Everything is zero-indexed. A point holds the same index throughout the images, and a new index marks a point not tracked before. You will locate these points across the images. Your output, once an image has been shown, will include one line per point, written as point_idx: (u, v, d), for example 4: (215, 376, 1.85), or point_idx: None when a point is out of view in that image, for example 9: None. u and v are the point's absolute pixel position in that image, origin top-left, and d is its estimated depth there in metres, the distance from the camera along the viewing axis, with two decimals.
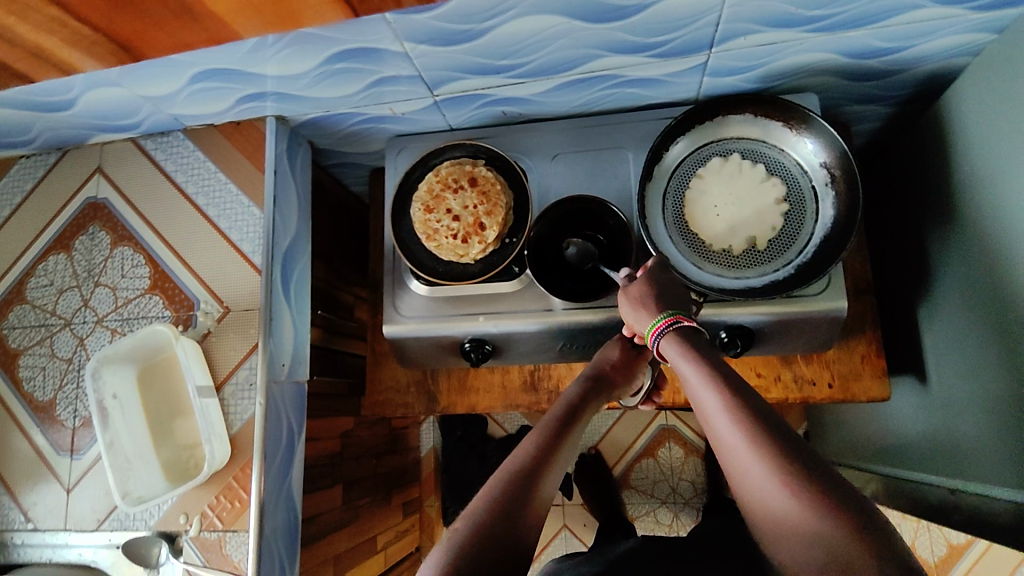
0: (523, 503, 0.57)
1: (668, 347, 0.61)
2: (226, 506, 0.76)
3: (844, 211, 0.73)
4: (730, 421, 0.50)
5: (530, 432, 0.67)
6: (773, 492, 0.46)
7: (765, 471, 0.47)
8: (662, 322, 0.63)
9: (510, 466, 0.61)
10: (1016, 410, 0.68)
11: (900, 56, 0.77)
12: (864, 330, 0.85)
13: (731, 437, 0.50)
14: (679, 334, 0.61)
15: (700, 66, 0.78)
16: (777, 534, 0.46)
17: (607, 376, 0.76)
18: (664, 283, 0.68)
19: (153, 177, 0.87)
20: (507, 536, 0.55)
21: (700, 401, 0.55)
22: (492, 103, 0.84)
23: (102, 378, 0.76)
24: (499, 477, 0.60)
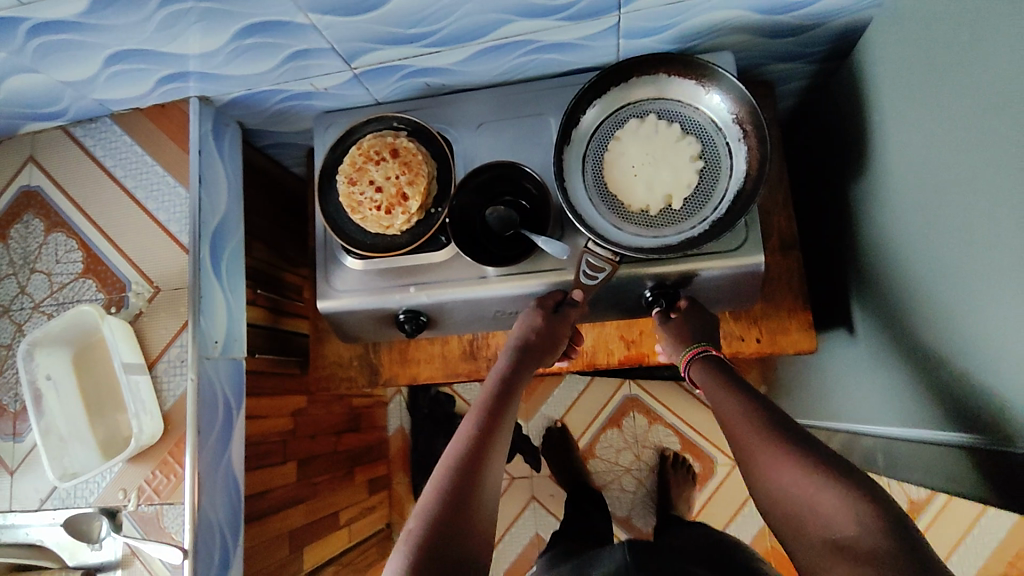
0: (469, 494, 0.62)
1: (696, 375, 0.73)
2: (162, 480, 0.78)
3: (755, 165, 0.74)
4: (762, 436, 0.61)
5: (467, 414, 0.71)
6: (804, 487, 0.56)
7: (797, 471, 0.57)
8: (690, 353, 0.75)
9: (454, 452, 0.66)
10: (940, 352, 0.69)
11: (810, 10, 0.77)
12: (791, 285, 0.86)
13: (749, 434, 0.62)
14: (705, 363, 0.72)
15: (613, 28, 0.78)
16: (804, 520, 0.55)
17: (532, 344, 0.78)
18: (700, 318, 0.78)
19: (82, 163, 0.87)
20: (458, 531, 0.59)
21: (721, 412, 0.67)
22: (412, 74, 0.84)
23: (35, 360, 0.77)
24: (444, 470, 0.64)
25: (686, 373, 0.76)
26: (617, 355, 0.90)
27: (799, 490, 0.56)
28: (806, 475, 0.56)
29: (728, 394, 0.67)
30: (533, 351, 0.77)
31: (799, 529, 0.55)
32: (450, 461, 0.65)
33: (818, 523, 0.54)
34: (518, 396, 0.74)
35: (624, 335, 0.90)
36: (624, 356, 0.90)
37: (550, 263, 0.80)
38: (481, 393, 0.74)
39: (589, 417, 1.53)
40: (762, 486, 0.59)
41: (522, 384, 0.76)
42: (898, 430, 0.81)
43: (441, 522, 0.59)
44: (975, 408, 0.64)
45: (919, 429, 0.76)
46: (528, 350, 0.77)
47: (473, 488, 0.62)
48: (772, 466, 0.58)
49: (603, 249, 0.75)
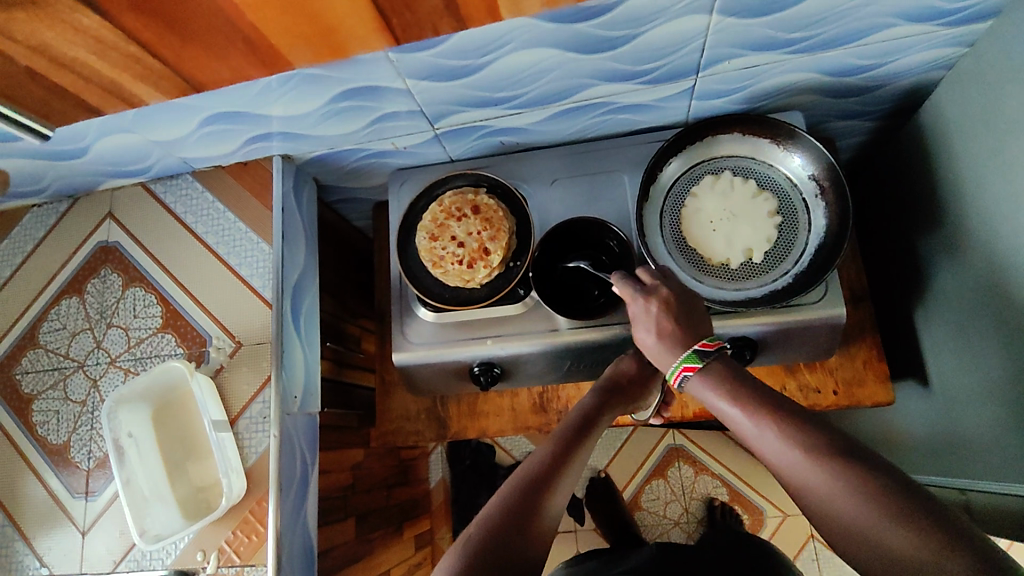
0: (535, 507, 0.59)
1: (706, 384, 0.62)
2: (243, 540, 0.77)
3: (836, 220, 0.76)
4: (775, 439, 0.54)
5: (542, 441, 0.68)
6: (837, 499, 0.48)
7: (824, 481, 0.49)
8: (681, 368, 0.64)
9: (525, 472, 0.63)
10: None
11: (877, 72, 0.81)
12: (865, 337, 0.87)
13: (784, 457, 0.53)
14: (707, 373, 0.62)
15: (688, 90, 0.81)
16: (851, 539, 0.48)
17: (619, 387, 0.76)
18: (681, 304, 0.67)
19: (161, 218, 0.89)
20: (526, 530, 0.57)
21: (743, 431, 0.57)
22: (491, 133, 0.87)
23: (118, 417, 0.77)
24: (513, 480, 0.62)
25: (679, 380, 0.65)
26: (691, 409, 0.90)
27: (834, 497, 0.49)
28: (850, 500, 0.48)
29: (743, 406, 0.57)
30: (621, 394, 0.76)
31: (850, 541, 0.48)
32: (517, 478, 0.62)
33: (865, 536, 0.46)
34: (599, 432, 0.72)
35: None
36: (699, 408, 0.90)
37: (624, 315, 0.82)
38: (562, 420, 0.72)
39: (633, 467, 1.51)
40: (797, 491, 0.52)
41: (601, 426, 0.73)
42: (981, 481, 0.80)
43: (501, 532, 0.56)
44: None
45: (1007, 481, 0.75)
46: (616, 392, 0.76)
47: (537, 504, 0.59)
48: (805, 474, 0.51)
49: None
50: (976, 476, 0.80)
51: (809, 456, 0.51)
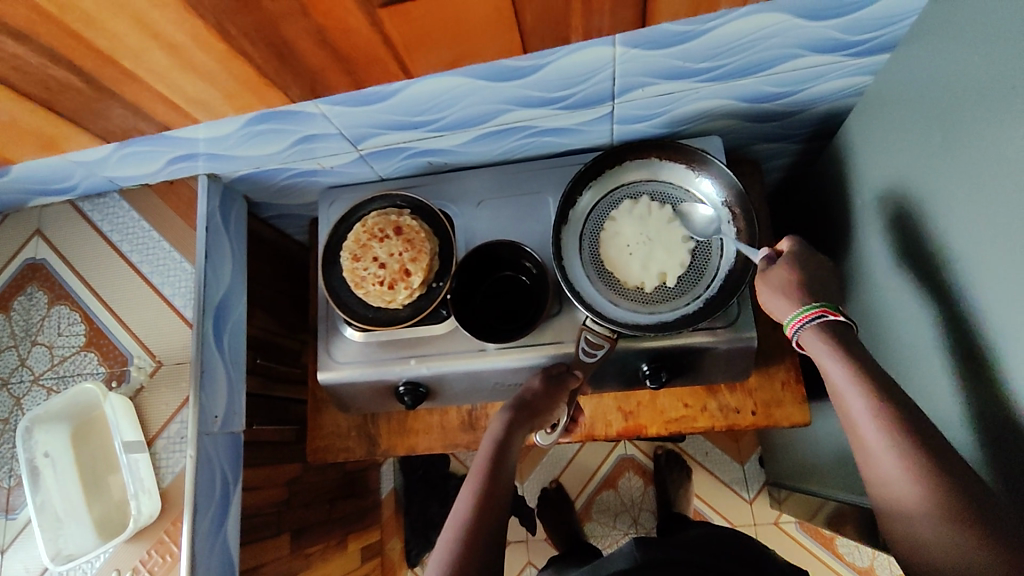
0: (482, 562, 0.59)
1: (814, 342, 0.63)
2: (157, 560, 0.77)
3: (745, 246, 0.78)
4: (877, 424, 0.55)
5: (466, 481, 0.67)
6: (907, 488, 0.53)
7: (904, 473, 0.53)
8: (809, 313, 0.63)
9: (461, 521, 0.63)
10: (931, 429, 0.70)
11: (793, 99, 0.82)
12: (784, 358, 0.88)
13: (888, 456, 0.54)
14: (824, 329, 0.62)
15: (607, 115, 0.82)
16: (908, 517, 0.53)
17: (527, 404, 0.75)
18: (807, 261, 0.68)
19: (88, 236, 0.89)
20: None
21: (848, 408, 0.58)
22: (416, 154, 0.88)
23: (34, 438, 0.77)
24: (453, 534, 0.62)
25: (794, 333, 0.65)
26: (614, 428, 0.91)
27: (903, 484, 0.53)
28: (932, 516, 0.51)
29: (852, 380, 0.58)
30: (530, 410, 0.74)
31: (903, 518, 0.54)
32: (456, 530, 0.62)
33: (919, 519, 0.52)
34: (515, 459, 0.70)
35: (622, 406, 0.91)
36: (623, 428, 0.91)
37: (549, 337, 0.82)
38: (478, 456, 0.70)
39: (583, 478, 1.53)
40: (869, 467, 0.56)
41: (520, 446, 0.72)
42: None
43: None
44: None
45: None
46: (523, 409, 0.74)
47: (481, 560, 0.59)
48: (885, 460, 0.54)
49: (602, 327, 0.77)
50: None
51: (918, 467, 0.52)
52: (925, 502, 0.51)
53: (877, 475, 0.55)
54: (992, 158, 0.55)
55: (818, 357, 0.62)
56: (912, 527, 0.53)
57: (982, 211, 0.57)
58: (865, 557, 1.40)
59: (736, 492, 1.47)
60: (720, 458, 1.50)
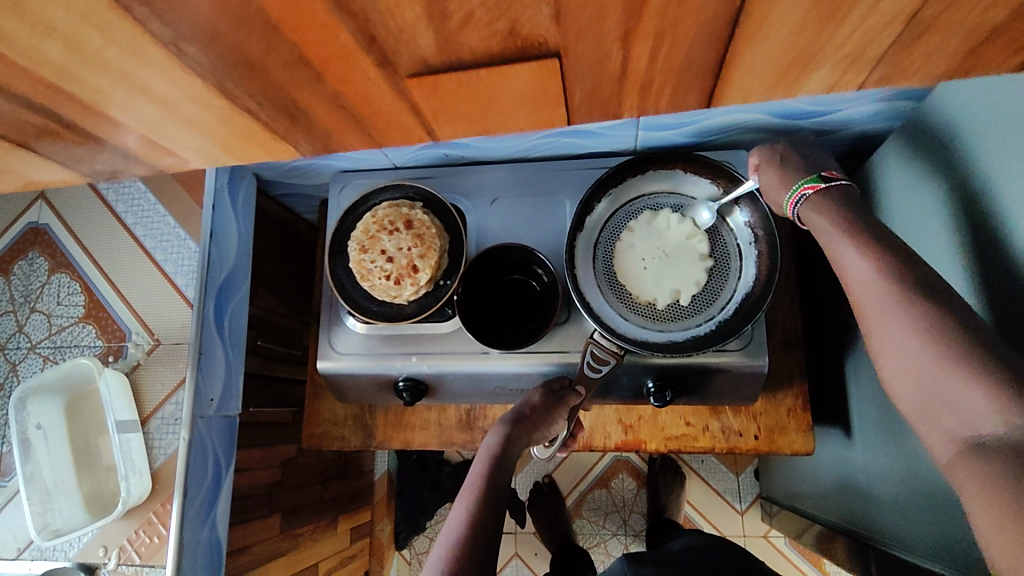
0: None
1: (815, 206, 0.60)
2: (145, 540, 0.77)
3: (765, 271, 0.76)
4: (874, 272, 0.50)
5: (458, 499, 0.65)
6: (895, 324, 0.47)
7: (896, 317, 0.47)
8: (801, 187, 0.62)
9: (454, 536, 0.60)
10: (928, 480, 0.68)
11: (829, 118, 0.79)
12: (792, 383, 0.86)
13: (877, 298, 0.49)
14: (823, 196, 0.60)
15: (633, 121, 0.79)
16: (894, 349, 0.48)
17: (524, 417, 0.73)
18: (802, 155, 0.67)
19: (93, 206, 0.87)
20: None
21: (843, 266, 0.54)
22: (432, 146, 0.85)
23: (28, 408, 0.76)
24: (447, 545, 0.59)
25: (794, 214, 0.64)
26: (612, 440, 0.90)
27: (891, 321, 0.48)
28: (913, 334, 0.46)
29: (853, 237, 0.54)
30: (528, 424, 0.72)
31: (891, 352, 0.48)
32: (449, 544, 0.59)
33: (903, 350, 0.47)
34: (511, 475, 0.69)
35: (623, 419, 0.90)
36: (621, 441, 0.90)
37: (554, 345, 0.81)
38: (473, 474, 0.68)
39: (577, 475, 1.52)
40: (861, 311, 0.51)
41: (514, 464, 0.70)
42: (878, 538, 0.81)
43: None
44: (955, 543, 0.63)
45: (901, 545, 0.75)
46: (522, 422, 0.72)
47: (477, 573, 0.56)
48: (879, 299, 0.49)
49: (610, 341, 0.75)
50: (876, 532, 0.81)
51: (904, 297, 0.47)
52: (905, 323, 0.47)
53: (870, 326, 0.50)
54: (1010, 220, 0.53)
55: (817, 229, 0.59)
56: (898, 360, 0.47)
57: (1010, 267, 0.54)
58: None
59: (728, 502, 1.47)
60: (715, 466, 1.49)
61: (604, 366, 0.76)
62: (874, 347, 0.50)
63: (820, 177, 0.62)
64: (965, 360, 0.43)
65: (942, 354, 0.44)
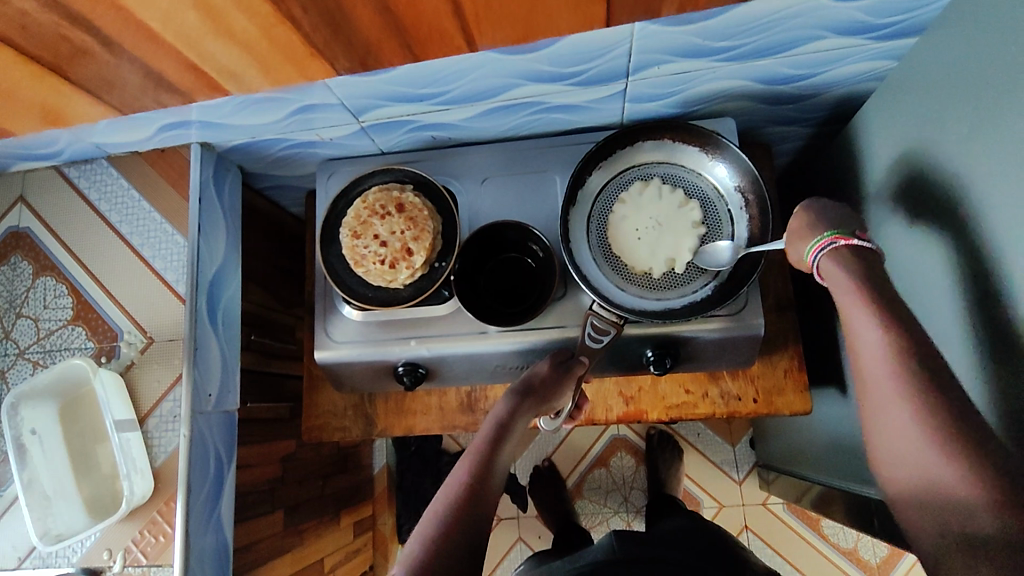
0: (462, 541, 0.60)
1: (832, 263, 0.60)
2: (150, 540, 0.76)
3: (757, 234, 0.77)
4: (887, 356, 0.53)
5: (459, 462, 0.68)
6: (899, 413, 0.51)
7: (901, 408, 0.51)
8: (826, 240, 0.61)
9: (446, 500, 0.64)
10: None
11: (811, 82, 0.80)
12: (787, 346, 0.87)
13: (885, 386, 0.52)
14: (843, 254, 0.60)
15: (620, 93, 0.79)
16: (894, 433, 0.52)
17: (533, 389, 0.74)
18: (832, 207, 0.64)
19: (76, 206, 0.85)
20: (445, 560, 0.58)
21: (854, 334, 0.56)
22: (420, 128, 0.85)
23: (20, 414, 0.75)
24: (438, 509, 0.63)
25: (813, 265, 0.63)
26: (613, 413, 0.90)
27: (893, 409, 0.51)
28: (914, 431, 0.50)
29: (867, 309, 0.55)
30: (536, 396, 0.74)
31: (888, 435, 0.52)
32: (440, 508, 0.63)
33: (901, 439, 0.51)
34: (512, 443, 0.72)
35: (624, 391, 0.90)
36: (623, 413, 0.90)
37: (552, 321, 0.81)
38: (478, 437, 0.71)
39: (576, 456, 1.53)
40: (866, 388, 0.55)
41: (518, 433, 0.72)
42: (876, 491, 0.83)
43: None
44: None
45: None
46: (530, 395, 0.74)
47: (461, 538, 0.60)
48: (886, 386, 0.52)
49: (609, 311, 0.75)
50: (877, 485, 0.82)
51: (912, 393, 0.50)
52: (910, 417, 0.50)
53: (874, 400, 0.54)
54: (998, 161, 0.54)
55: (834, 285, 0.60)
56: (896, 446, 0.51)
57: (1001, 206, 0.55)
58: (849, 540, 1.41)
59: (726, 473, 1.49)
60: (711, 439, 1.50)
61: (609, 334, 0.76)
62: (873, 423, 0.54)
63: (851, 233, 0.61)
64: (961, 465, 0.46)
65: (938, 454, 0.48)
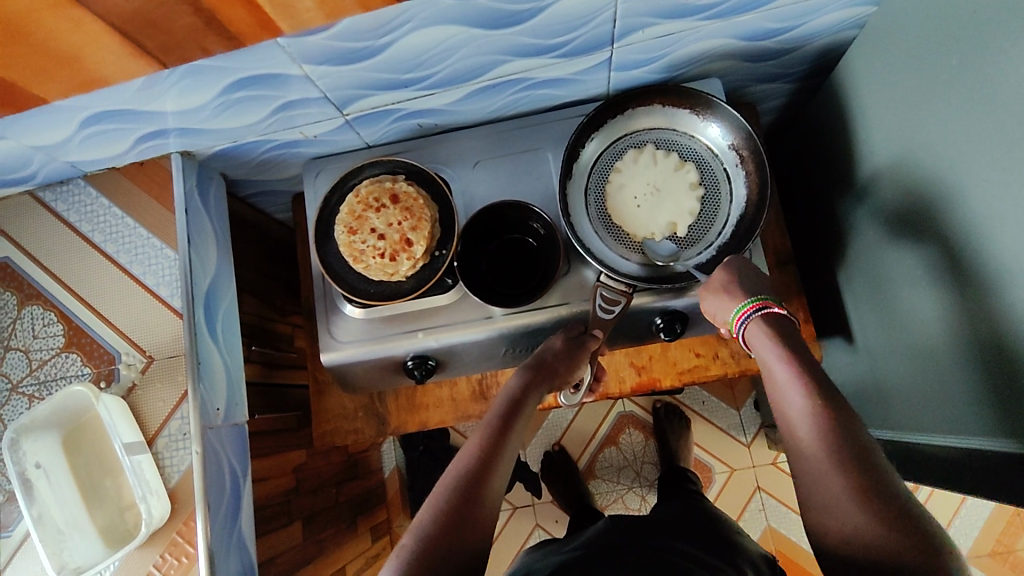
0: (471, 514, 0.59)
1: (758, 331, 0.66)
2: (173, 563, 0.73)
3: (756, 190, 0.77)
4: (813, 423, 0.58)
5: (473, 432, 0.66)
6: (835, 482, 0.55)
7: (836, 476, 0.55)
8: (749, 307, 0.67)
9: (456, 471, 0.62)
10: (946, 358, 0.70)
11: (793, 35, 0.80)
12: (792, 300, 0.88)
13: (820, 456, 0.57)
14: (768, 320, 0.66)
15: (605, 62, 0.79)
16: (827, 506, 0.56)
17: (547, 363, 0.73)
18: (746, 270, 0.71)
19: (56, 230, 0.82)
20: (461, 544, 0.57)
21: (782, 403, 0.61)
22: (405, 116, 0.83)
23: (22, 448, 0.72)
24: (449, 480, 0.61)
25: (738, 333, 0.68)
26: (628, 384, 0.90)
27: (828, 482, 0.56)
28: (855, 501, 0.54)
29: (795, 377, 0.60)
30: (551, 369, 0.73)
31: (823, 509, 0.56)
32: (452, 479, 0.61)
33: (839, 513, 0.55)
34: (526, 418, 0.69)
35: (634, 361, 0.90)
36: (636, 383, 0.90)
37: (557, 298, 0.80)
38: (491, 410, 0.69)
39: (584, 438, 1.53)
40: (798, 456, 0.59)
41: (531, 407, 0.71)
42: (900, 432, 0.83)
43: (436, 549, 0.56)
44: (981, 410, 0.65)
45: (923, 430, 0.77)
46: (544, 368, 0.73)
47: (471, 512, 0.59)
48: (818, 456, 0.57)
49: (618, 282, 0.75)
50: (894, 426, 0.83)
51: (844, 461, 0.55)
52: (848, 488, 0.55)
53: (805, 469, 0.58)
54: None
55: (758, 351, 0.65)
56: (832, 518, 0.55)
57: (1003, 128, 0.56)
58: None
59: (734, 437, 1.50)
60: (717, 406, 1.51)
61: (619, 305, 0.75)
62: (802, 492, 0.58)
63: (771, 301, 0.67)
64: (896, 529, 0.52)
65: (876, 521, 0.53)
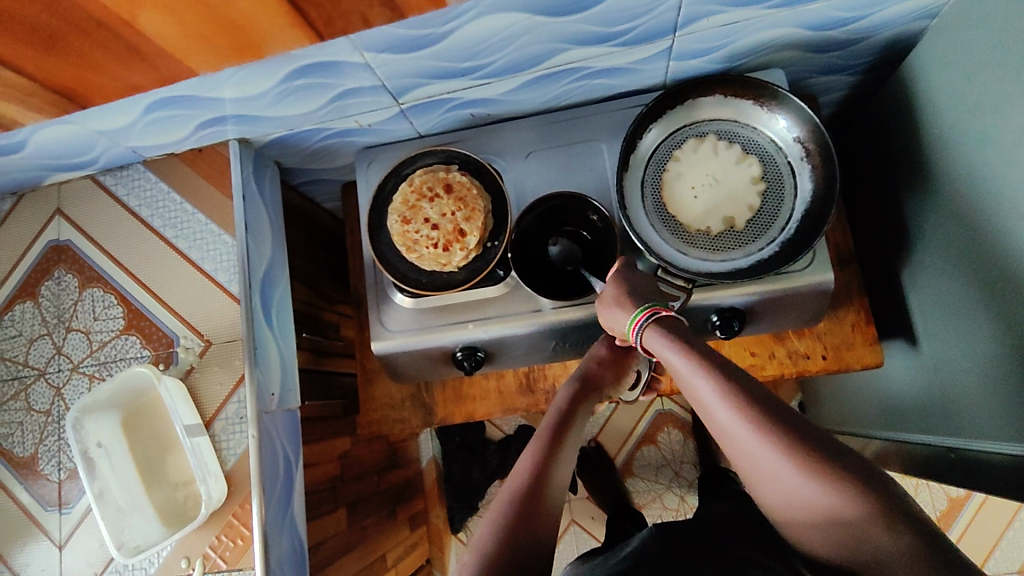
0: (537, 522, 0.58)
1: (654, 339, 0.65)
2: (228, 545, 0.74)
3: (822, 184, 0.74)
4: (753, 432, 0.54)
5: (533, 438, 0.65)
6: (803, 487, 0.51)
7: (794, 476, 0.52)
8: (642, 315, 0.66)
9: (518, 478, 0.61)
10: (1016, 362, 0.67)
11: (861, 24, 0.77)
12: (853, 300, 0.85)
13: (776, 459, 0.53)
14: (660, 325, 0.65)
15: (665, 51, 0.77)
16: (804, 508, 0.52)
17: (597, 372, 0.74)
18: (636, 283, 0.71)
19: (116, 215, 0.83)
20: (528, 555, 0.56)
21: (713, 417, 0.58)
22: (459, 106, 0.83)
23: (85, 427, 0.74)
24: (512, 488, 0.60)
25: (636, 340, 0.67)
26: None
27: (791, 483, 0.52)
28: (822, 496, 0.50)
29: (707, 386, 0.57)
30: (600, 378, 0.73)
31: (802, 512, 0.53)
32: (516, 487, 0.60)
33: (819, 513, 0.51)
34: (582, 426, 0.69)
35: None
36: None
37: None
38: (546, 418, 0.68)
39: (622, 435, 1.52)
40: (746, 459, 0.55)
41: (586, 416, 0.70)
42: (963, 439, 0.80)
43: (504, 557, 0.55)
44: None
45: (989, 438, 0.74)
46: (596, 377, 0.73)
47: (537, 521, 0.58)
48: (770, 458, 0.53)
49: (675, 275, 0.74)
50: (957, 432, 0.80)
51: (804, 463, 0.51)
52: (814, 488, 0.51)
53: (764, 474, 0.54)
54: None
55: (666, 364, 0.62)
56: (814, 516, 0.52)
57: None
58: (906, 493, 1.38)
59: None
60: None
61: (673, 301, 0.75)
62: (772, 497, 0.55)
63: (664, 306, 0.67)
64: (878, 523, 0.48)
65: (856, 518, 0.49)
